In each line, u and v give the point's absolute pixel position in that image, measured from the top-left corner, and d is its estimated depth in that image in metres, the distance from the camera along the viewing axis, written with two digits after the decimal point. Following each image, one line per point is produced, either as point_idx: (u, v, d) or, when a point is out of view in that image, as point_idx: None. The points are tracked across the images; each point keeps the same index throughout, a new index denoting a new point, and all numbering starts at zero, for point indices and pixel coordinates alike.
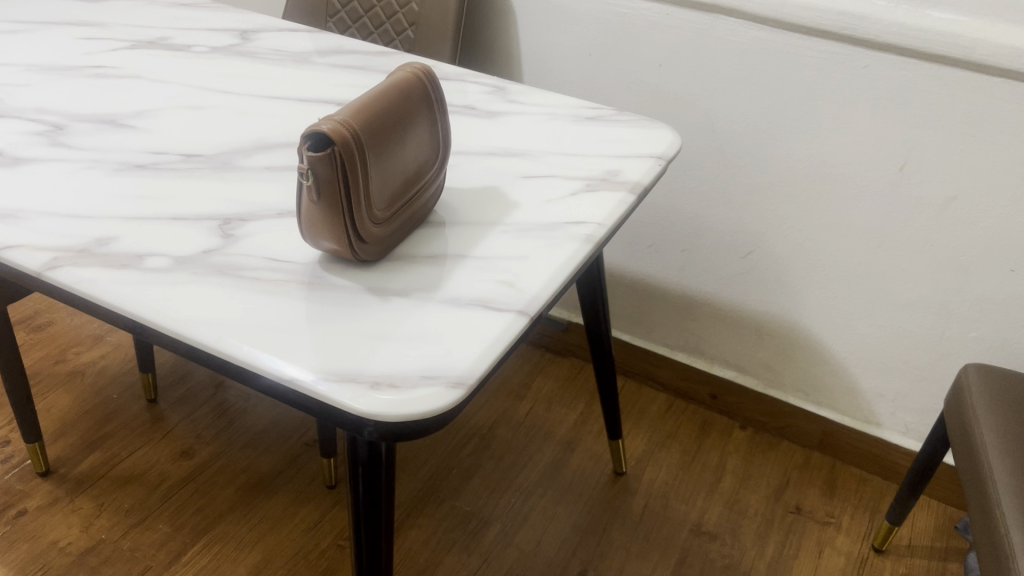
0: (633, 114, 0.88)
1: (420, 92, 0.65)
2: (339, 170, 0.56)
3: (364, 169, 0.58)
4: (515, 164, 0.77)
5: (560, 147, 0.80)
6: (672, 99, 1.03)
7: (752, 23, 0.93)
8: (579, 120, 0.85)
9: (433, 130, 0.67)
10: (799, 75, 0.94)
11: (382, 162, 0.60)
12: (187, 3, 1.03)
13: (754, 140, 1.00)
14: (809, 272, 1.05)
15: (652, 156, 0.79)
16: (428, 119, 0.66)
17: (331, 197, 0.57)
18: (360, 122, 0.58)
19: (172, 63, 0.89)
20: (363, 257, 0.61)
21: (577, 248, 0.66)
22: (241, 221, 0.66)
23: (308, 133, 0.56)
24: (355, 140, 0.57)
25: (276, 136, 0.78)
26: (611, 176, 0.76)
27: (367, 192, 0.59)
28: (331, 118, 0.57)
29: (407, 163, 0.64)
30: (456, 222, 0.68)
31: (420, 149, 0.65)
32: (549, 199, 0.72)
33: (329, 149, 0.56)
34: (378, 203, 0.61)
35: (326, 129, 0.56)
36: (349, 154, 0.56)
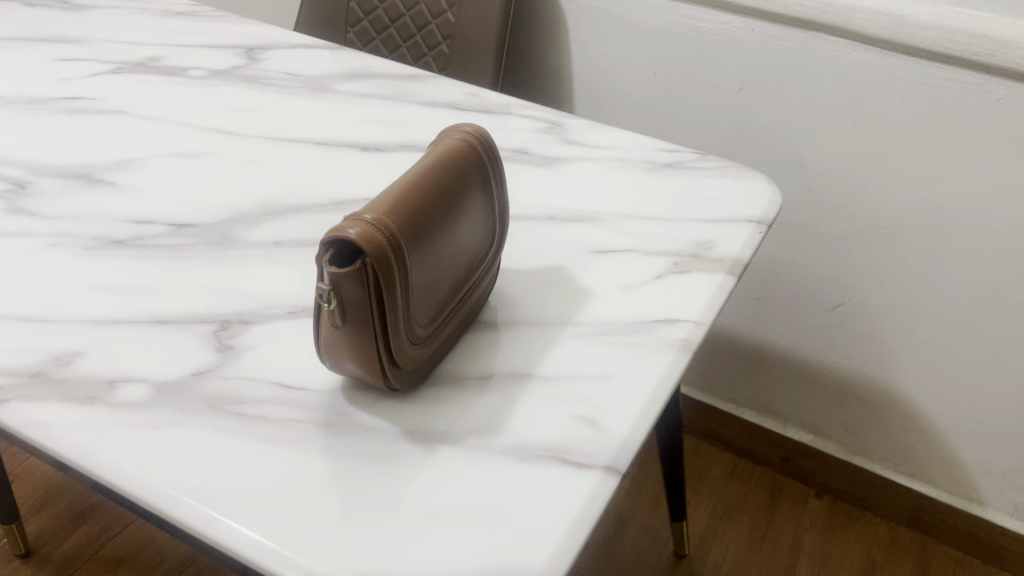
0: (718, 158, 0.72)
1: (476, 164, 0.50)
2: (370, 288, 0.42)
3: (403, 281, 0.44)
4: (582, 233, 0.62)
5: (636, 208, 0.65)
6: (753, 128, 0.87)
7: (857, 43, 0.77)
8: (656, 169, 0.70)
9: (490, 210, 0.52)
10: (914, 106, 0.77)
11: (428, 265, 0.46)
12: (185, 12, 0.88)
13: (850, 178, 0.85)
14: (911, 332, 0.89)
15: (749, 221, 0.64)
16: (485, 195, 0.51)
17: (361, 320, 0.43)
18: (401, 219, 0.43)
19: (164, 93, 0.74)
20: (401, 386, 0.47)
21: (672, 361, 0.51)
22: (244, 325, 0.52)
23: (329, 239, 0.42)
24: (392, 246, 0.42)
25: (287, 195, 0.63)
26: (703, 249, 0.61)
27: (409, 309, 0.45)
28: (361, 216, 0.42)
29: (458, 257, 0.49)
30: (516, 322, 0.54)
31: (473, 236, 0.50)
32: (629, 285, 0.57)
33: (357, 262, 0.41)
34: (423, 318, 0.46)
35: (354, 235, 0.41)
36: (385, 268, 0.42)
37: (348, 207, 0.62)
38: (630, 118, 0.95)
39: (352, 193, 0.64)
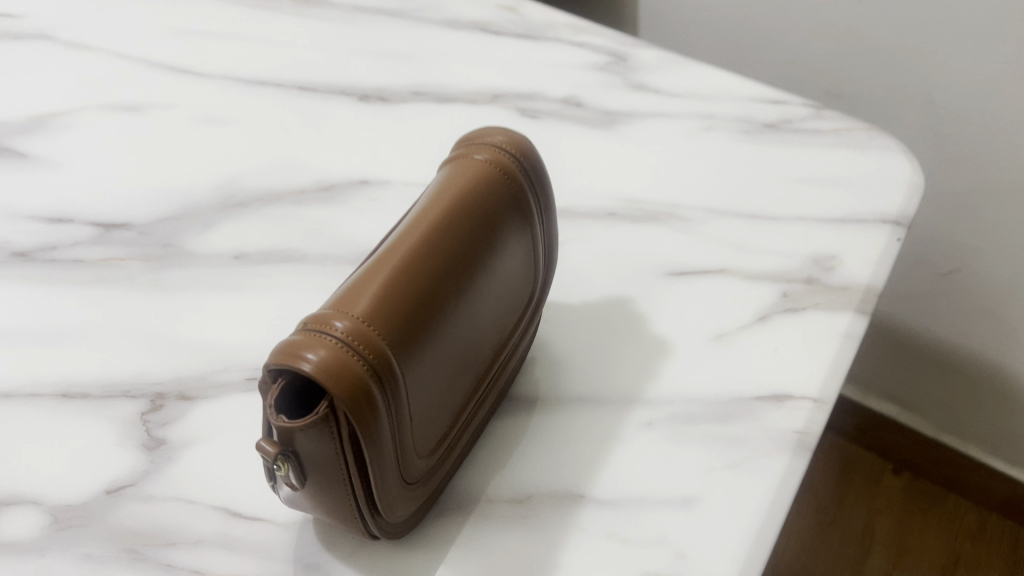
0: (836, 114, 0.54)
1: (514, 200, 0.34)
2: (342, 442, 0.27)
3: (396, 418, 0.28)
4: (655, 241, 0.45)
5: (727, 200, 0.48)
6: (869, 48, 0.67)
7: None
8: (753, 133, 0.52)
9: (533, 258, 0.36)
10: None
11: (438, 376, 0.30)
12: None
13: (991, 124, 0.64)
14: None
15: (884, 221, 0.47)
16: (528, 241, 0.35)
17: (331, 479, 0.28)
18: (392, 325, 0.27)
19: (106, 6, 0.56)
20: (393, 537, 0.33)
21: (784, 472, 0.36)
22: (184, 403, 0.37)
23: (276, 366, 0.26)
24: (378, 377, 0.27)
25: (256, 176, 0.47)
26: (823, 271, 0.44)
27: (405, 448, 0.30)
28: (329, 328, 0.27)
29: (487, 338, 0.34)
30: (563, 400, 0.39)
31: (508, 304, 0.35)
32: (721, 333, 0.41)
33: (319, 409, 0.26)
34: (427, 448, 0.31)
35: (312, 369, 0.26)
36: (364, 415, 0.27)
37: (337, 197, 0.46)
38: (721, 22, 0.75)
39: (343, 174, 0.47)
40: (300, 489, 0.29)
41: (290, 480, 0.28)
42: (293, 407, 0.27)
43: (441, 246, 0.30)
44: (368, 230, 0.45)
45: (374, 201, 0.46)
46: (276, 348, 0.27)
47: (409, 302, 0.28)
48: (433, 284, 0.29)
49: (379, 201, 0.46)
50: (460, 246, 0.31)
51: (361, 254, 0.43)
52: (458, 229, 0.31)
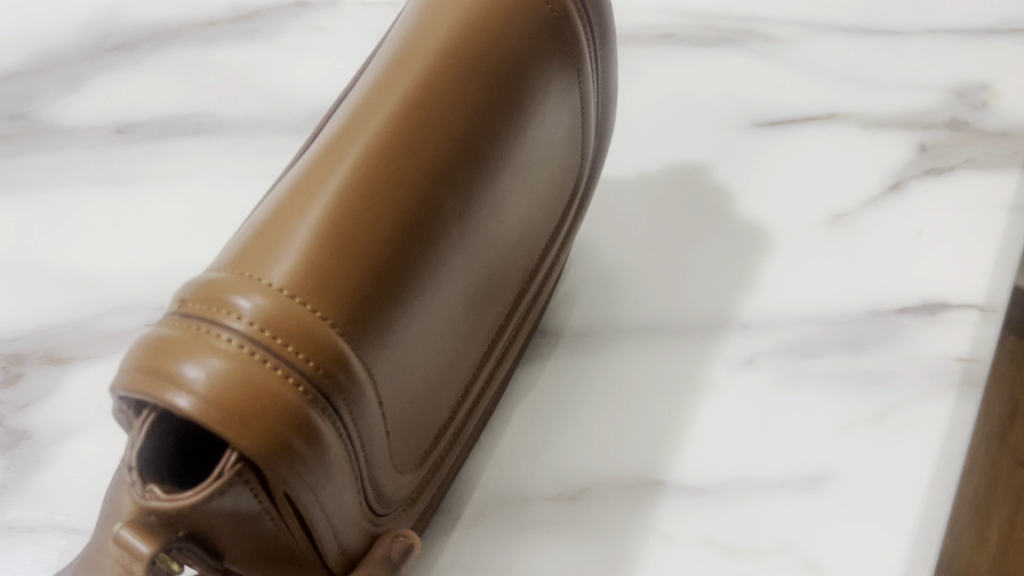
0: None
1: (553, 38, 0.20)
2: (268, 509, 0.15)
3: (363, 450, 0.16)
4: (728, 76, 0.32)
5: (830, 8, 0.33)
6: None
7: None
8: None
9: (577, 132, 0.23)
10: None
11: (437, 357, 0.18)
12: None
13: None
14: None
15: None
16: (572, 108, 0.22)
17: (266, 557, 0.17)
18: (343, 300, 0.15)
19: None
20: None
21: (950, 424, 0.25)
22: (53, 368, 0.25)
23: (130, 393, 0.14)
24: (323, 398, 0.15)
25: (146, 0, 0.32)
26: (971, 111, 0.31)
27: (384, 479, 0.18)
28: (225, 316, 0.14)
29: (512, 268, 0.21)
30: (620, 330, 0.27)
31: (540, 212, 0.22)
32: (841, 213, 0.29)
33: (220, 470, 0.14)
34: (418, 459, 0.20)
35: (193, 406, 0.13)
36: (303, 472, 0.14)
37: (264, 30, 0.31)
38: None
39: None
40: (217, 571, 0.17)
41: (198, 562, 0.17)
42: (181, 457, 0.15)
43: (431, 136, 0.17)
44: (314, 76, 0.30)
45: (321, 33, 0.31)
46: (131, 357, 0.15)
47: (374, 251, 0.15)
48: (419, 210, 0.16)
49: (328, 31, 0.31)
50: (466, 134, 0.17)
51: (299, 116, 0.29)
52: (464, 101, 0.17)
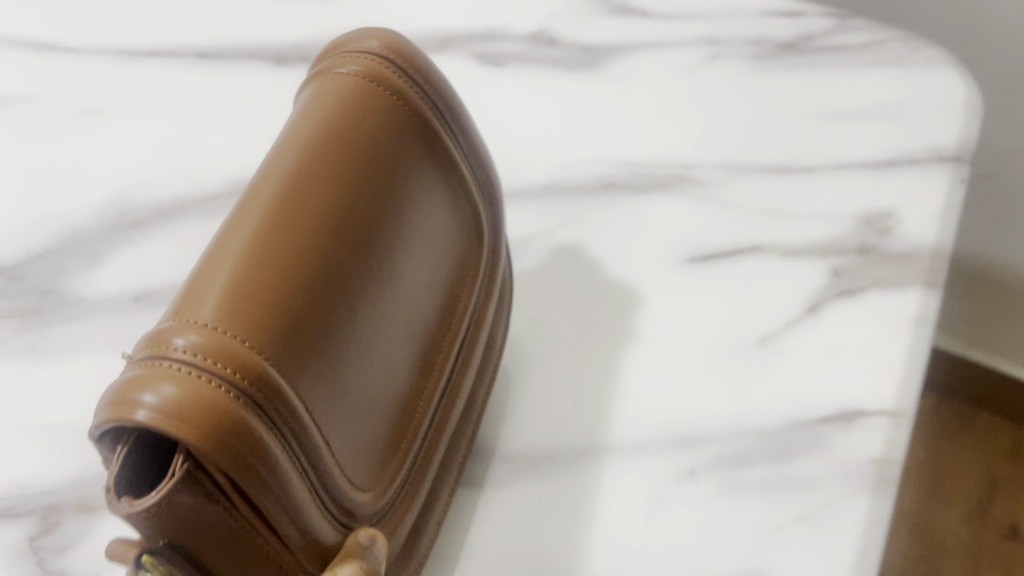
0: (865, 22, 0.44)
1: (403, 114, 0.26)
2: (223, 503, 0.19)
3: (307, 458, 0.21)
4: (664, 217, 0.37)
5: (750, 152, 0.38)
6: None
7: None
8: (767, 57, 0.42)
9: (461, 199, 0.28)
10: None
11: (369, 384, 0.23)
12: None
13: None
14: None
15: (944, 160, 0.38)
16: (444, 181, 0.27)
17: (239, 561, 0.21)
18: (272, 332, 0.20)
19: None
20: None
21: (871, 521, 0.28)
22: (86, 519, 0.28)
23: (102, 427, 0.19)
24: (255, 405, 0.19)
25: (154, 182, 0.37)
26: (878, 235, 0.36)
27: (345, 492, 0.22)
28: (170, 352, 0.19)
29: (426, 308, 0.26)
30: (576, 449, 0.30)
31: (443, 257, 0.27)
32: (766, 335, 0.33)
33: (174, 469, 0.18)
34: (376, 477, 0.24)
35: (147, 419, 0.18)
36: (246, 463, 0.19)
37: None
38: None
39: None
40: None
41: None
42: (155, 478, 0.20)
43: (318, 207, 0.22)
44: None
45: None
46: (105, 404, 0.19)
47: (289, 295, 0.21)
48: (312, 258, 0.21)
49: None
50: (350, 203, 0.23)
51: None
52: (341, 180, 0.23)
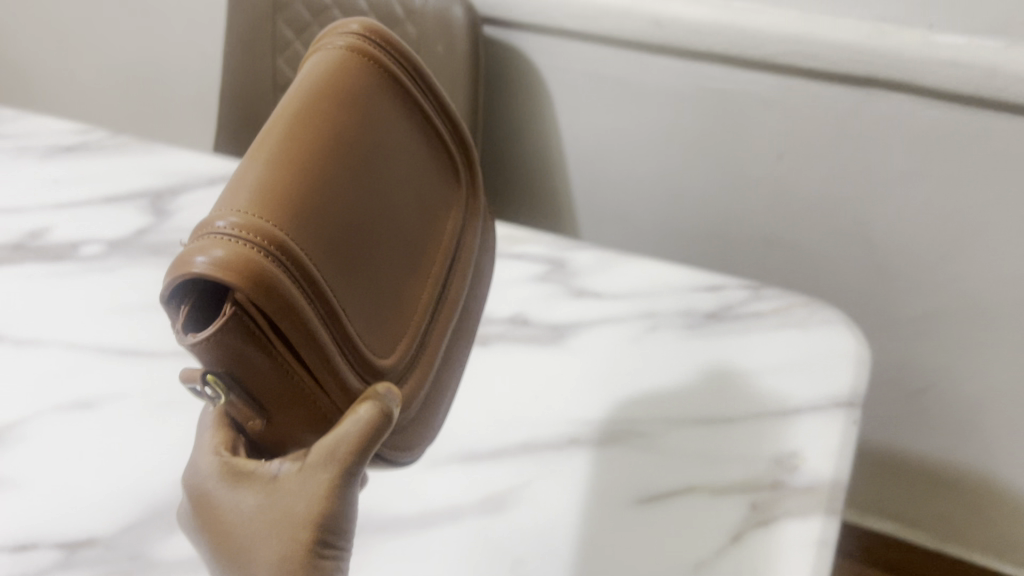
0: (775, 290, 0.55)
1: (363, 74, 0.41)
2: (255, 329, 0.32)
3: (316, 300, 0.34)
4: (618, 464, 0.46)
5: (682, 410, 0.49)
6: (770, 191, 0.70)
7: (890, 94, 0.61)
8: (696, 326, 0.53)
9: (416, 156, 0.44)
10: (984, 150, 0.60)
11: (370, 263, 0.38)
12: (76, 142, 0.69)
13: (918, 220, 0.66)
14: (1008, 386, 0.70)
15: (839, 404, 0.48)
16: (402, 130, 0.43)
17: (275, 386, 0.34)
18: (292, 213, 0.34)
19: (41, 297, 0.56)
20: (394, 463, 0.43)
21: None
22: None
23: (171, 287, 0.32)
24: (277, 258, 0.32)
25: None
26: (787, 474, 0.45)
27: (359, 339, 0.37)
28: (216, 226, 0.32)
29: (399, 214, 0.41)
30: None
31: (420, 180, 0.44)
32: (701, 563, 0.42)
33: (226, 310, 0.32)
34: (384, 344, 0.39)
35: (203, 269, 0.31)
36: (274, 301, 0.32)
37: None
38: (642, 213, 0.79)
39: None
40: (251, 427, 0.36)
41: (233, 404, 0.35)
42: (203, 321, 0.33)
43: (311, 143, 0.36)
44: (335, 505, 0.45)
45: None
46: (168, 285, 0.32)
47: (297, 184, 0.34)
48: (315, 171, 0.35)
49: None
50: (333, 157, 0.37)
51: None
52: (326, 129, 0.37)
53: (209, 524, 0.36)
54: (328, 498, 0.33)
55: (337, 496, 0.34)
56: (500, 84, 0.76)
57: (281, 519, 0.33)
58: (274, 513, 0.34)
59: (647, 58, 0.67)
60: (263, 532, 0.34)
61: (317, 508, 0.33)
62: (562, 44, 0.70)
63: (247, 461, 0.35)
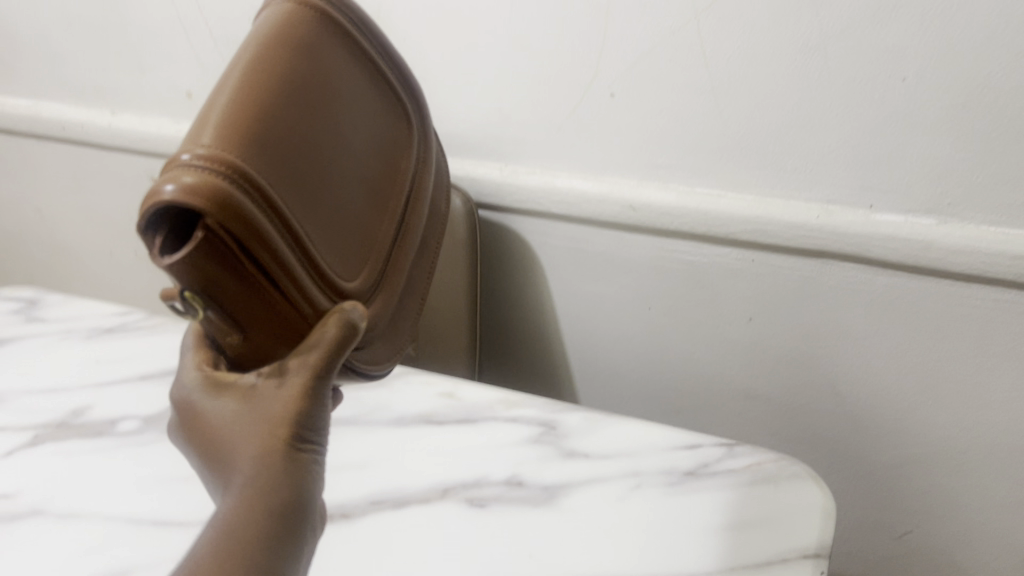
0: (747, 449, 0.62)
1: (308, 18, 0.48)
2: (224, 248, 0.39)
3: (275, 223, 0.40)
4: None
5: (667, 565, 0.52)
6: (743, 352, 0.77)
7: (839, 266, 0.68)
8: (677, 483, 0.58)
9: (346, 39, 0.51)
10: (923, 317, 0.67)
11: (324, 193, 0.44)
12: (115, 327, 0.77)
13: (874, 379, 0.72)
14: (984, 523, 0.74)
15: (809, 553, 0.52)
16: (335, 35, 0.50)
17: (247, 301, 0.41)
18: (254, 151, 0.40)
19: (74, 470, 0.60)
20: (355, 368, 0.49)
21: None
22: None
23: (144, 219, 0.38)
24: (239, 186, 0.38)
25: None
26: None
27: (322, 261, 0.44)
28: (184, 161, 0.39)
29: (334, 100, 0.47)
30: None
31: (375, 147, 0.50)
32: None
33: (197, 235, 0.38)
34: (334, 237, 0.45)
35: (173, 196, 0.37)
36: (239, 221, 0.38)
37: None
38: (630, 372, 0.85)
39: None
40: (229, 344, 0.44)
41: (210, 319, 0.42)
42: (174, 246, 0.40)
43: (267, 89, 0.43)
44: None
45: None
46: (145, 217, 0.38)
47: (257, 124, 0.41)
48: (272, 118, 0.42)
49: None
50: (286, 100, 0.43)
51: None
52: (281, 81, 0.44)
53: (202, 436, 0.45)
54: (298, 399, 0.42)
55: (300, 398, 0.42)
56: (494, 261, 0.84)
57: (262, 420, 0.42)
58: (257, 412, 0.43)
59: (624, 234, 0.75)
60: (248, 430, 0.43)
61: (291, 408, 0.42)
62: (549, 224, 0.78)
63: (231, 375, 0.45)
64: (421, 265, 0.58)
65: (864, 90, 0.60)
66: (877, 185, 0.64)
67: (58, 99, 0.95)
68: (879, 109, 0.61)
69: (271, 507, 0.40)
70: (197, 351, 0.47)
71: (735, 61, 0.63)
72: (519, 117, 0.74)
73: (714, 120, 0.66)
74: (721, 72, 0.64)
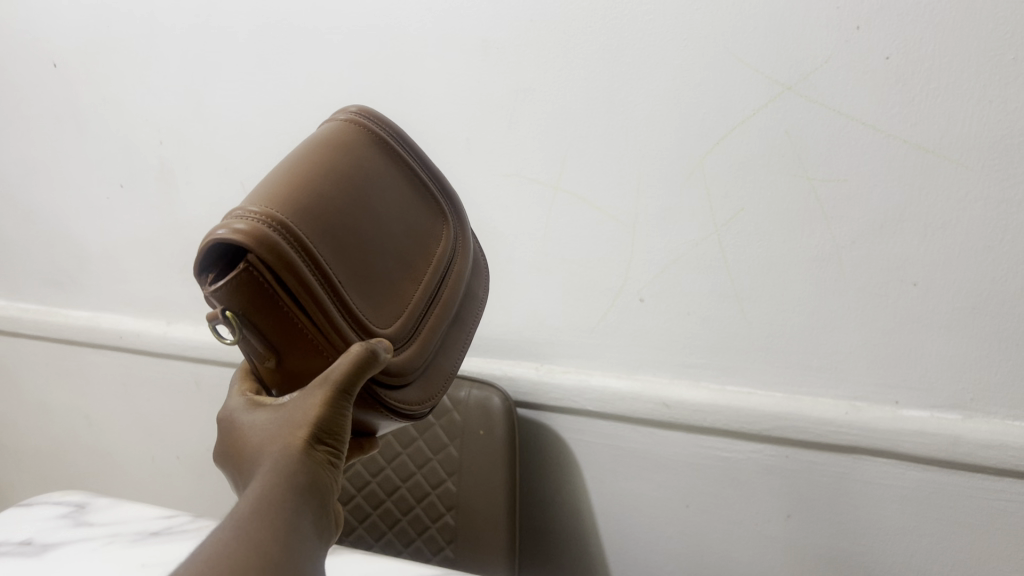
0: None
1: (363, 126, 0.49)
2: (268, 279, 0.40)
3: (315, 265, 0.41)
4: None
5: None
6: (785, 550, 0.77)
7: (876, 463, 0.69)
8: None
9: (405, 143, 0.52)
10: (966, 516, 0.68)
11: (369, 252, 0.45)
12: (159, 530, 0.78)
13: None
14: None
15: None
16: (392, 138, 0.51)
17: (282, 333, 0.43)
18: (291, 207, 0.41)
19: None
20: (404, 414, 0.48)
21: None
22: None
23: (199, 261, 0.41)
24: (280, 231, 0.40)
25: None
26: None
27: (357, 308, 0.44)
28: (235, 211, 0.41)
29: (382, 183, 0.48)
30: None
31: (424, 223, 0.51)
32: None
33: (242, 267, 0.40)
34: (377, 289, 0.45)
35: (223, 237, 0.39)
36: (278, 257, 0.39)
37: None
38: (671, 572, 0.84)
39: None
40: (268, 373, 0.45)
41: (252, 349, 0.44)
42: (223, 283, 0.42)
43: (317, 164, 0.45)
44: None
45: None
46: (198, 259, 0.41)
47: (302, 187, 0.42)
48: (318, 183, 0.43)
49: None
50: (333, 180, 0.44)
51: None
52: (330, 160, 0.45)
53: (235, 448, 0.46)
54: (320, 410, 0.42)
55: (325, 407, 0.42)
56: (532, 461, 0.86)
57: (287, 430, 0.43)
58: (282, 423, 0.43)
59: (658, 432, 0.77)
60: (272, 439, 0.43)
61: (312, 416, 0.42)
62: (584, 422, 0.81)
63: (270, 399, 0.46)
64: (454, 342, 0.53)
65: (880, 295, 0.65)
66: (902, 382, 0.67)
67: (120, 311, 1.02)
68: (895, 311, 0.65)
69: (287, 497, 0.39)
70: (241, 389, 0.49)
71: (756, 268, 0.68)
72: (554, 321, 0.78)
73: (741, 323, 0.70)
74: (743, 279, 0.69)
